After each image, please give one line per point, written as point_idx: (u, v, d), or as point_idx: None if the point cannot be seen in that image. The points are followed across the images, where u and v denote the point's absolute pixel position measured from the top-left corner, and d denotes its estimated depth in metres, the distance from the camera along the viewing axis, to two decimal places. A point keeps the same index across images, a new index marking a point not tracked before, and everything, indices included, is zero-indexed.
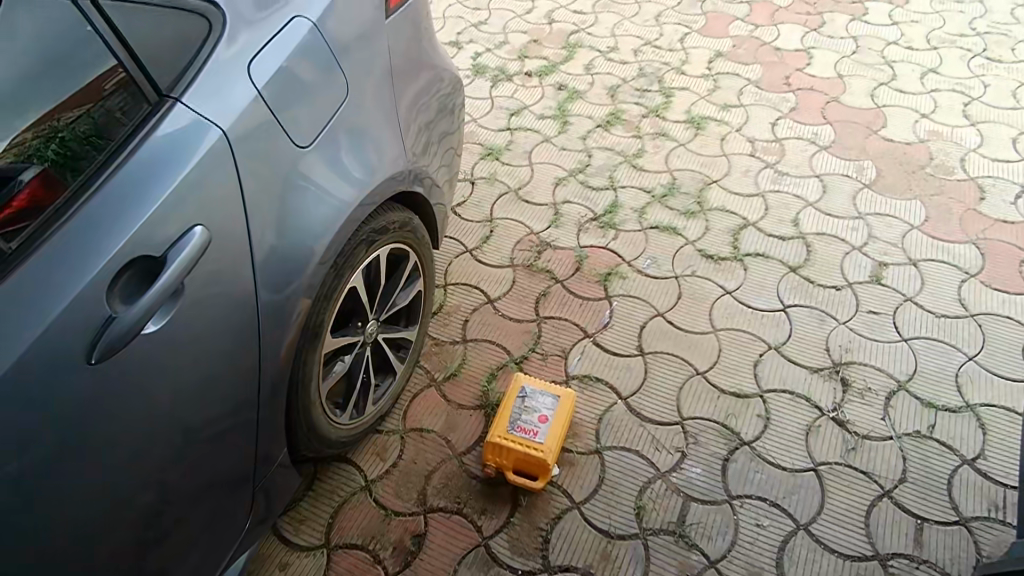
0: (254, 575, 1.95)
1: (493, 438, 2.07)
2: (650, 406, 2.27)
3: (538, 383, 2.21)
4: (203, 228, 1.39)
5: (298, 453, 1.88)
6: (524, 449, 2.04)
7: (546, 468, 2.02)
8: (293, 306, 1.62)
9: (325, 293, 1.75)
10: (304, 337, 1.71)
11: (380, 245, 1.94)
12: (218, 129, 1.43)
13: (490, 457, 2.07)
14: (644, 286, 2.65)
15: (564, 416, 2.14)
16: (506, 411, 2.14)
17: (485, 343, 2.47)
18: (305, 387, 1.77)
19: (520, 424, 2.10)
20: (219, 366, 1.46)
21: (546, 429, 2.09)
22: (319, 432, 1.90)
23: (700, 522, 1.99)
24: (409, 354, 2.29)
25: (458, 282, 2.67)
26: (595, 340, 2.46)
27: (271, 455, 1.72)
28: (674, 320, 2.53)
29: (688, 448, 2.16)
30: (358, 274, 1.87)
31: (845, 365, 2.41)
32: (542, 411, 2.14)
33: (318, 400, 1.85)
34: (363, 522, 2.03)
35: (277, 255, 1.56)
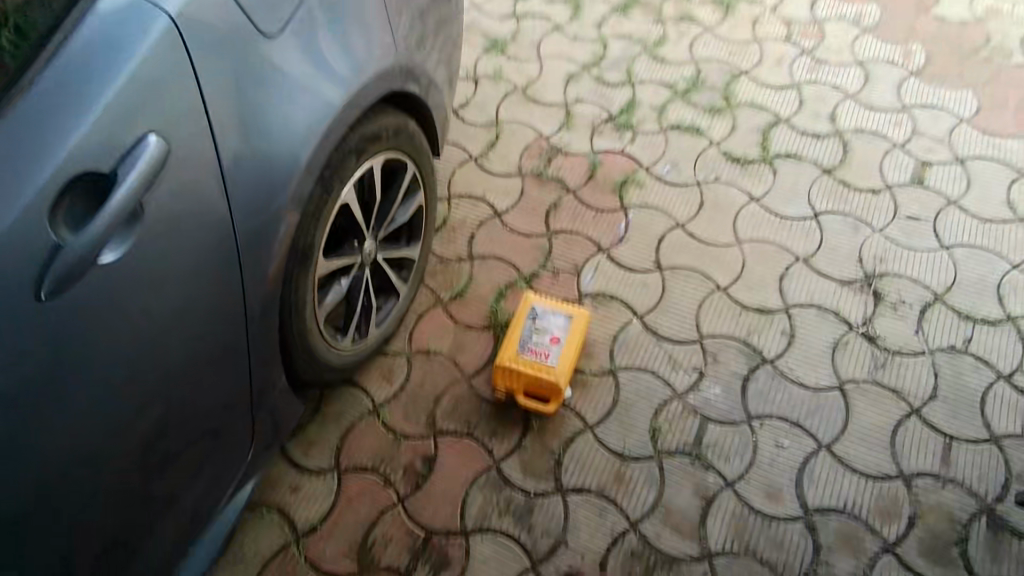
0: (264, 500, 1.88)
1: (501, 361, 1.97)
2: (667, 324, 2.15)
3: (549, 303, 2.09)
4: (157, 139, 1.21)
5: (298, 378, 1.80)
6: (535, 372, 1.95)
7: (558, 390, 1.94)
8: (278, 224, 1.47)
9: (313, 211, 1.59)
10: (293, 259, 1.58)
11: (371, 155, 1.75)
12: (165, 15, 1.23)
13: (499, 381, 1.98)
14: (663, 194, 2.46)
15: (577, 336, 2.03)
16: (515, 332, 2.03)
17: (493, 259, 2.33)
18: (298, 314, 1.66)
19: (530, 346, 2.00)
20: (203, 289, 1.34)
21: (558, 350, 1.99)
22: (319, 358, 1.82)
23: (717, 443, 1.93)
24: (413, 273, 2.16)
25: (463, 193, 2.50)
26: (610, 255, 2.32)
27: (268, 381, 1.64)
28: (695, 231, 2.36)
29: (707, 367, 2.06)
30: (349, 188, 1.70)
31: (879, 277, 2.25)
32: (554, 332, 2.03)
33: (314, 324, 1.75)
34: (373, 444, 1.97)
35: (258, 160, 1.39)
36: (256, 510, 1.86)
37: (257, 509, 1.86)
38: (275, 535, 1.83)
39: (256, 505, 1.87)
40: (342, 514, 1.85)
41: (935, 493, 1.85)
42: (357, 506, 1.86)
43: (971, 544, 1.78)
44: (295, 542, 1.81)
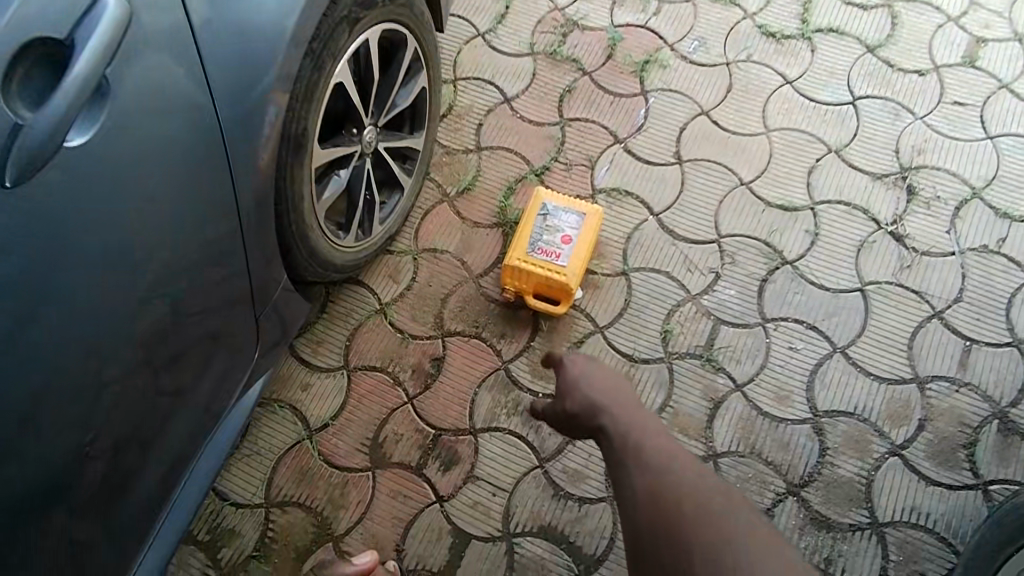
0: (277, 396, 1.89)
1: (510, 262, 1.89)
2: (685, 222, 2.05)
3: (561, 199, 1.97)
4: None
5: (302, 278, 1.69)
6: (546, 273, 1.88)
7: (569, 292, 1.89)
8: (264, 111, 1.33)
9: (304, 91, 1.42)
10: (286, 148, 1.42)
11: (366, 25, 1.55)
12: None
13: (508, 281, 1.92)
14: (688, 76, 2.24)
15: (591, 234, 1.93)
16: (526, 230, 1.94)
17: (502, 151, 2.19)
18: (299, 210, 1.53)
19: (541, 246, 1.91)
20: (186, 184, 1.22)
21: (570, 250, 1.90)
22: (322, 256, 1.69)
23: (729, 345, 1.90)
24: (418, 166, 2.02)
25: (469, 75, 2.29)
26: (627, 146, 2.16)
27: (272, 284, 1.54)
28: (720, 119, 2.18)
29: (723, 269, 1.98)
30: (342, 65, 1.51)
31: (915, 170, 2.09)
32: (566, 230, 1.93)
33: (314, 218, 1.60)
34: (381, 344, 1.95)
35: (231, 29, 1.24)
36: (269, 406, 1.88)
37: (270, 405, 1.88)
38: (289, 432, 1.85)
39: (269, 401, 1.88)
40: (353, 411, 1.87)
41: (948, 397, 1.83)
42: (368, 404, 1.88)
43: (978, 448, 1.79)
44: (309, 440, 1.84)
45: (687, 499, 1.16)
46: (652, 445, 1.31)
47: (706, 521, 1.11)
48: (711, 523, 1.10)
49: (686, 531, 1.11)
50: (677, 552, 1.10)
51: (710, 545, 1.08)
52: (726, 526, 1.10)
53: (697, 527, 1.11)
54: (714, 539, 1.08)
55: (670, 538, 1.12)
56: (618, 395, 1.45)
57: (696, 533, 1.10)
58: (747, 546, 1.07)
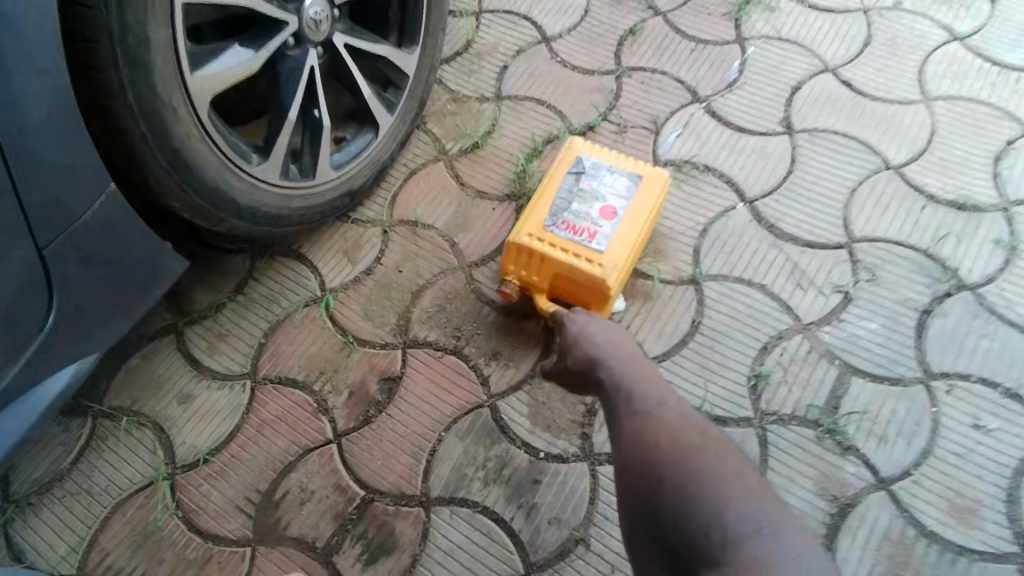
0: (140, 408, 1.24)
1: (518, 239, 1.19)
2: (795, 215, 1.33)
3: (605, 154, 1.28)
4: None
5: (168, 209, 1.05)
6: (571, 262, 1.17)
7: (605, 294, 1.18)
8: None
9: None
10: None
11: None
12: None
13: (510, 268, 1.23)
14: (806, 22, 1.57)
15: (647, 208, 1.23)
16: (547, 193, 1.24)
17: (530, 103, 1.55)
18: (148, 70, 0.88)
19: (567, 218, 1.20)
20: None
21: (613, 228, 1.20)
22: (202, 181, 1.01)
23: (867, 411, 1.15)
24: (405, 99, 1.39)
25: (499, 7, 1.69)
26: (711, 108, 1.49)
27: (73, 184, 0.87)
28: (853, 80, 1.48)
29: (857, 289, 1.25)
30: None
31: None
32: (609, 198, 1.23)
33: (189, 104, 0.95)
34: (310, 349, 1.28)
35: None
36: (120, 420, 1.22)
37: (123, 419, 1.23)
38: (138, 463, 1.19)
39: (122, 414, 1.23)
40: (246, 446, 1.20)
41: None
42: (270, 439, 1.20)
43: None
44: (163, 479, 1.18)
45: (668, 425, 0.81)
46: (645, 377, 0.93)
47: (685, 450, 0.76)
48: (692, 450, 0.75)
49: (661, 457, 0.76)
50: (645, 486, 0.75)
51: (685, 470, 0.73)
52: (711, 454, 0.75)
53: (673, 454, 0.76)
54: (692, 468, 0.73)
55: (638, 470, 0.78)
56: (618, 334, 1.02)
57: (667, 458, 0.75)
58: (735, 475, 0.72)
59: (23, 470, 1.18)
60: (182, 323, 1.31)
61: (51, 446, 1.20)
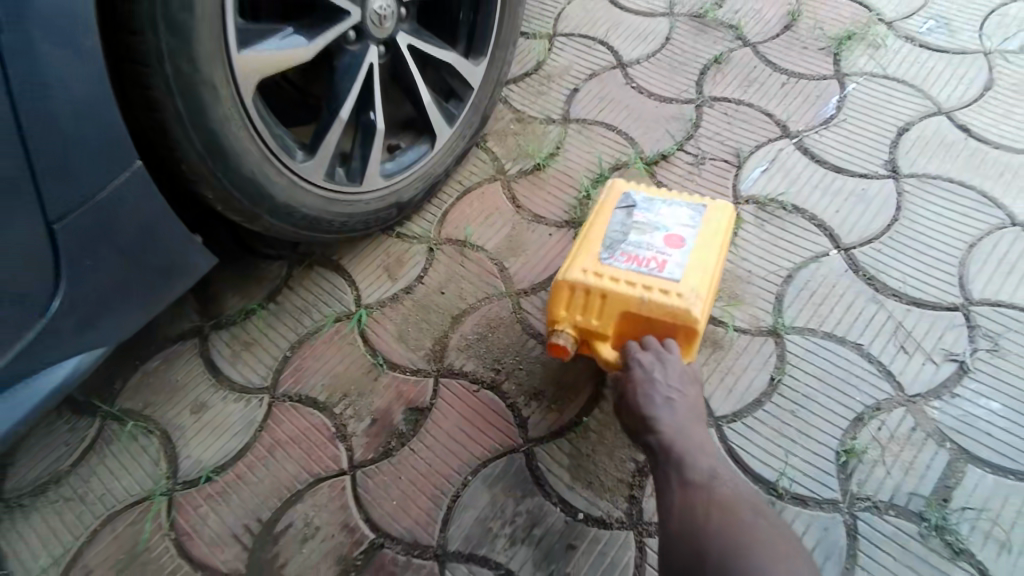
0: (149, 413, 1.15)
1: (570, 277, 0.99)
2: (900, 269, 1.15)
3: (651, 187, 1.13)
4: None
5: (197, 198, 0.95)
6: (644, 295, 0.96)
7: (688, 327, 0.96)
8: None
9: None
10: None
11: None
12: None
13: (562, 314, 1.00)
14: (917, 62, 1.42)
15: (718, 235, 1.04)
16: (597, 223, 1.06)
17: (599, 127, 1.44)
18: (193, 42, 0.80)
19: (626, 250, 1.01)
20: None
21: (683, 255, 1.00)
22: (238, 169, 0.92)
23: (988, 511, 0.93)
24: (467, 113, 1.29)
25: (575, 31, 1.61)
26: (802, 144, 1.34)
27: (94, 158, 0.79)
28: (970, 125, 1.31)
29: (974, 359, 1.05)
30: None
31: None
32: (670, 227, 1.05)
33: (232, 84, 0.87)
34: (337, 368, 1.17)
35: None
36: (127, 424, 1.13)
37: (130, 423, 1.14)
38: (138, 474, 1.09)
39: (131, 418, 1.14)
40: (254, 467, 1.09)
41: None
42: (281, 462, 1.09)
43: None
44: (160, 494, 1.07)
45: (719, 495, 0.80)
46: None
47: (736, 522, 0.75)
48: (741, 525, 0.75)
49: (710, 529, 0.75)
50: (691, 557, 0.74)
51: (733, 546, 0.73)
52: (760, 533, 0.74)
53: (721, 527, 0.75)
54: (741, 543, 0.73)
55: (684, 536, 0.77)
56: None
57: (715, 529, 0.75)
58: (782, 555, 0.72)
59: (21, 468, 1.10)
60: (208, 327, 1.23)
61: (54, 444, 1.12)
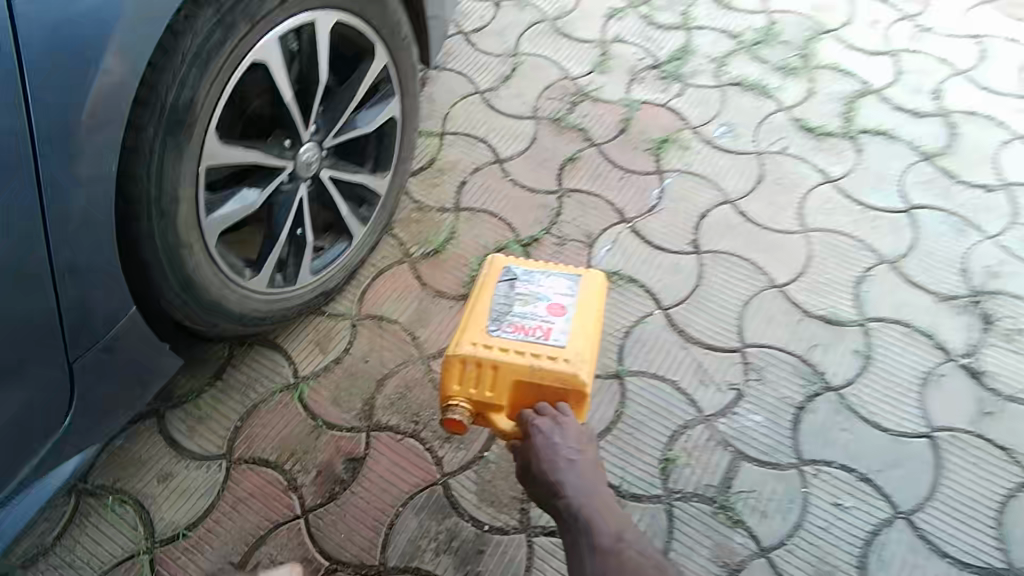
0: (121, 486, 1.36)
1: (461, 353, 1.26)
2: (701, 323, 1.61)
3: (529, 262, 1.41)
4: None
5: (171, 322, 1.23)
6: (522, 365, 1.24)
7: (567, 387, 1.24)
8: (106, 48, 0.93)
9: (195, 53, 1.04)
10: (155, 120, 1.02)
11: (311, 10, 1.18)
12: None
13: (457, 388, 1.27)
14: (713, 161, 1.91)
15: (590, 304, 1.34)
16: (482, 306, 1.33)
17: (484, 215, 1.81)
18: (171, 219, 1.10)
19: (509, 324, 1.30)
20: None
21: (558, 324, 1.30)
22: (206, 298, 1.23)
23: (753, 491, 1.39)
24: (376, 214, 1.61)
25: (459, 131, 1.97)
26: (635, 227, 1.78)
27: (103, 313, 1.06)
28: (747, 211, 1.82)
29: (747, 386, 1.53)
30: (268, 42, 1.14)
31: (989, 296, 1.66)
32: (548, 300, 1.34)
33: (204, 242, 1.18)
34: (283, 431, 1.45)
35: None
36: (103, 498, 1.35)
37: (107, 496, 1.35)
38: (120, 538, 1.31)
39: (106, 492, 1.35)
40: (222, 521, 1.34)
41: None
42: (244, 514, 1.35)
43: None
44: (144, 553, 1.30)
45: (626, 559, 1.04)
46: None
47: None
48: None
49: None
50: None
51: None
52: None
53: None
54: None
55: None
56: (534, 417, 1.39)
57: None
58: None
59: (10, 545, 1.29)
60: (164, 407, 1.45)
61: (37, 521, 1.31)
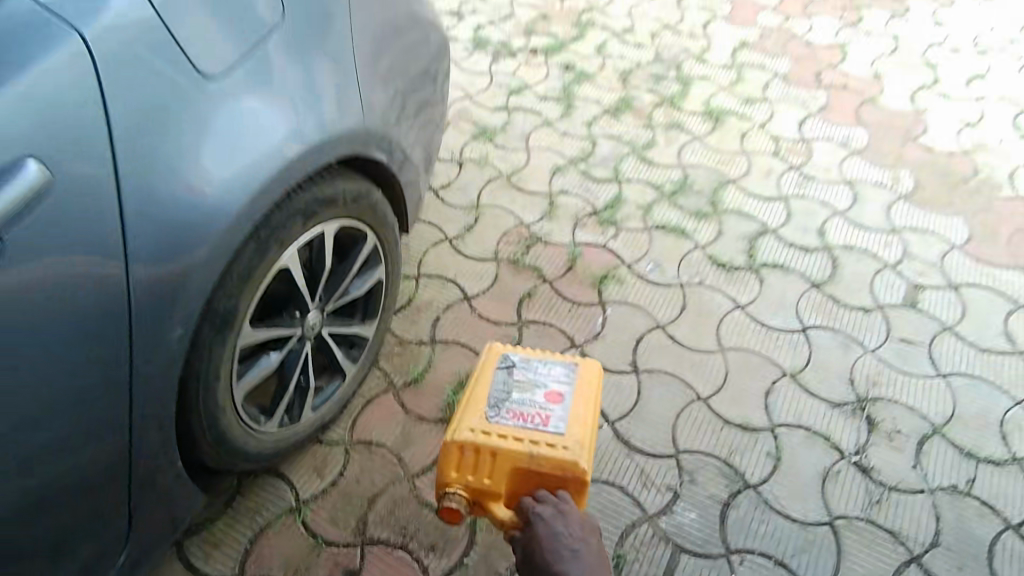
0: None
1: (461, 440, 1.38)
2: (642, 433, 1.94)
3: (528, 351, 1.55)
4: (42, 163, 1.02)
5: (200, 465, 1.53)
6: (518, 452, 1.36)
7: (561, 472, 1.36)
8: (190, 287, 1.23)
9: (239, 274, 1.36)
10: (208, 327, 1.34)
11: (322, 220, 1.54)
12: (78, 34, 1.09)
13: (455, 475, 1.38)
14: (645, 293, 2.31)
15: (584, 391, 1.48)
16: (480, 394, 1.47)
17: (457, 346, 2.13)
18: (212, 391, 1.41)
19: (508, 411, 1.43)
20: (73, 357, 1.09)
21: (555, 411, 1.43)
22: (231, 446, 1.54)
23: None
24: (364, 354, 1.90)
25: (432, 273, 2.33)
26: (584, 352, 2.13)
27: (162, 471, 1.36)
28: (675, 335, 2.19)
29: (682, 487, 1.84)
30: (291, 253, 1.48)
31: (872, 401, 2.03)
32: (545, 388, 1.47)
33: (233, 401, 1.50)
34: (288, 551, 1.68)
35: (165, 206, 1.17)
36: None
37: None
38: None
39: None
40: None
41: None
42: None
43: None
44: None
45: None
46: None
47: None
48: None
49: None
50: None
51: None
52: None
53: None
54: None
55: None
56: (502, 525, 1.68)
57: None
58: None
59: None
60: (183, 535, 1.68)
61: None
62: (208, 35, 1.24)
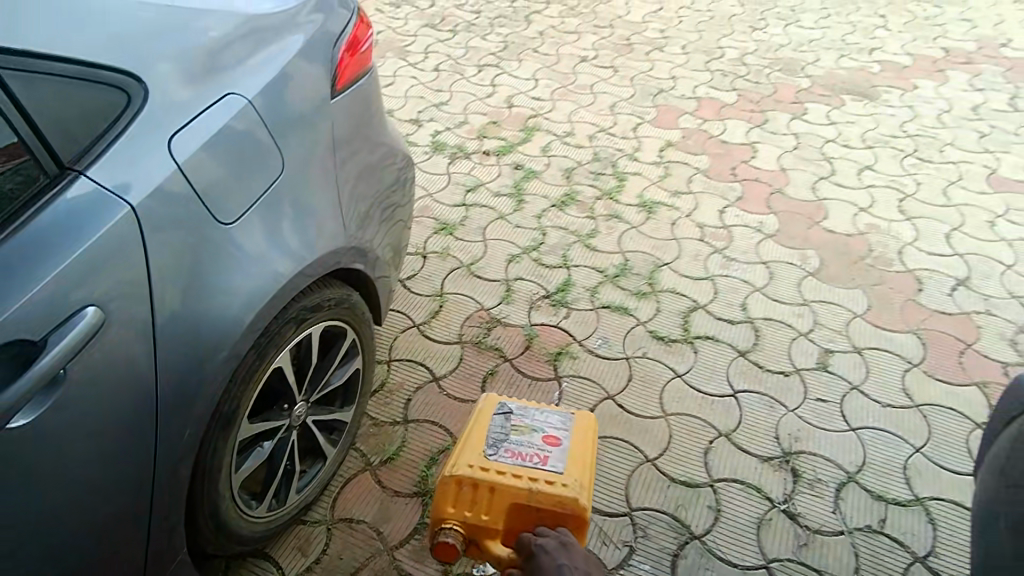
0: None
1: (461, 476, 1.60)
2: (598, 495, 2.17)
3: (525, 401, 1.81)
4: (98, 308, 1.25)
5: (201, 551, 1.69)
6: (518, 487, 1.57)
7: (559, 506, 1.56)
8: (203, 389, 1.46)
9: (243, 376, 1.58)
10: (216, 425, 1.54)
11: (311, 324, 1.77)
12: (125, 201, 1.32)
13: (453, 510, 1.58)
14: (595, 366, 2.59)
15: (580, 439, 1.72)
16: (479, 436, 1.71)
17: (428, 424, 2.34)
18: (214, 482, 1.59)
19: (507, 451, 1.65)
20: (106, 458, 1.30)
21: (552, 453, 1.66)
22: (228, 531, 1.70)
23: None
24: (343, 438, 2.09)
25: (402, 357, 2.56)
26: None
27: (170, 553, 1.54)
28: (624, 404, 2.46)
29: (637, 542, 2.06)
30: (284, 354, 1.70)
31: (796, 455, 2.33)
32: (541, 434, 1.72)
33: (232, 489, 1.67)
34: None
35: (186, 326, 1.41)
36: None
37: None
38: None
39: None
40: None
41: None
42: None
43: None
44: None
45: None
46: None
47: None
48: None
49: None
50: None
51: None
52: None
53: None
54: None
55: None
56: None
57: None
58: None
59: None
60: None
61: None
62: (224, 187, 1.50)
